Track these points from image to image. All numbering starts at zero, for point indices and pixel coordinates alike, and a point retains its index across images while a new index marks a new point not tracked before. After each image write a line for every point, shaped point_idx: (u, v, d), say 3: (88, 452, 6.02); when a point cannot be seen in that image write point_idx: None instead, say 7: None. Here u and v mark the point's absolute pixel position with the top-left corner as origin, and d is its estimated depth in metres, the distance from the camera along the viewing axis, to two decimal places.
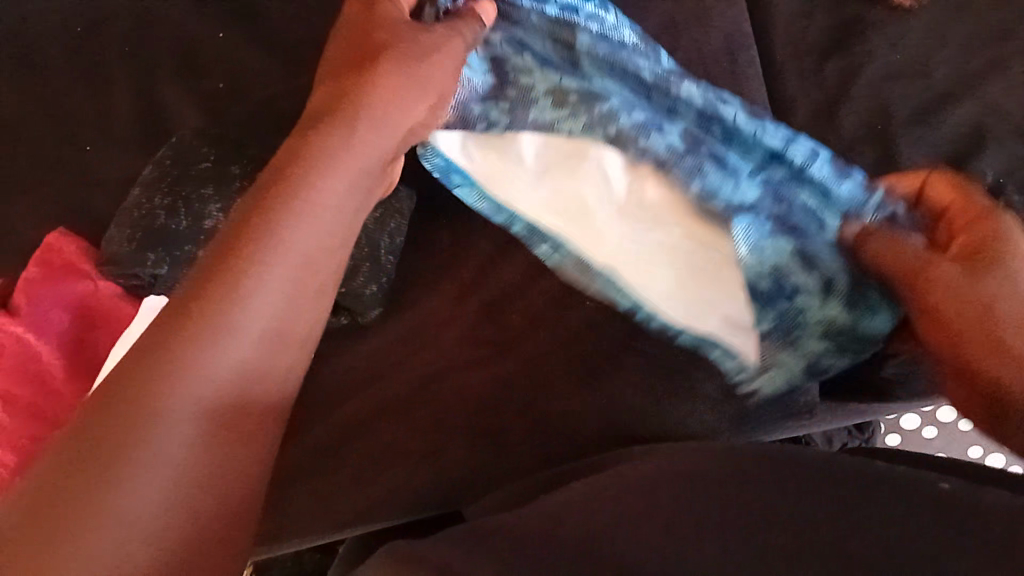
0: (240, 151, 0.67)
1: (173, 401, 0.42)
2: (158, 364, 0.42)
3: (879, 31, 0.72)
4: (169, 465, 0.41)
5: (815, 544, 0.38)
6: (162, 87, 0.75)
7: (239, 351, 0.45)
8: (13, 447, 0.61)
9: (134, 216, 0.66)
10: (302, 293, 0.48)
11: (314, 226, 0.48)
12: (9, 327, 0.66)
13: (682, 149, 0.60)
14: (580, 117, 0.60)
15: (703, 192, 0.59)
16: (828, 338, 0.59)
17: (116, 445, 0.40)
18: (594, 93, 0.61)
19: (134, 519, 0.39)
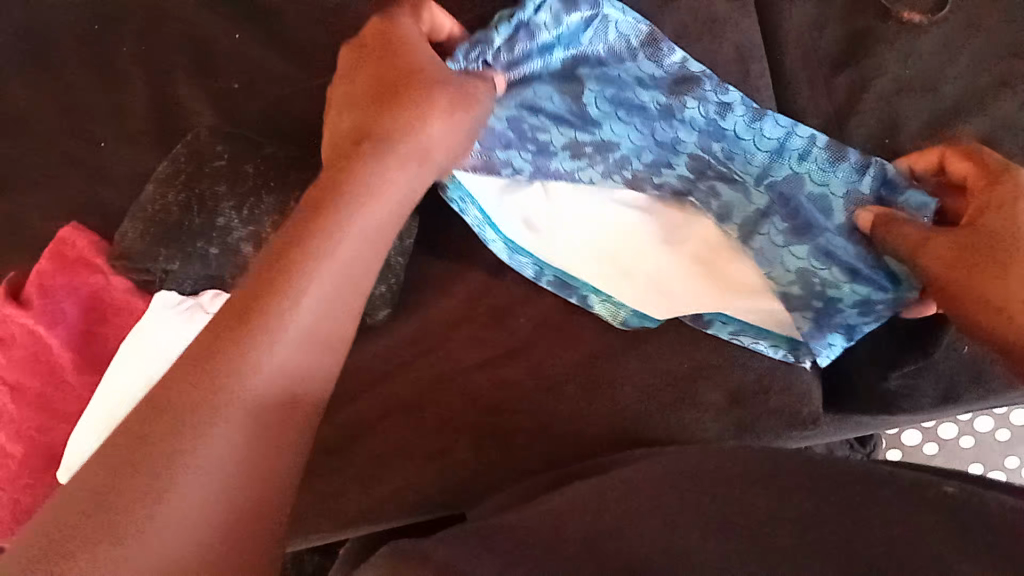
0: (255, 147, 0.67)
1: (220, 398, 0.39)
2: (208, 369, 0.40)
3: (889, 46, 0.72)
4: (226, 453, 0.38)
5: (815, 547, 0.38)
6: (175, 86, 0.75)
7: (286, 353, 0.42)
8: (18, 437, 0.64)
9: (148, 212, 0.66)
10: (342, 303, 0.46)
11: (365, 226, 0.47)
12: (21, 320, 0.67)
13: (692, 177, 0.64)
14: (597, 167, 0.64)
15: (720, 213, 0.65)
16: (864, 315, 0.63)
17: (167, 442, 0.37)
18: (608, 142, 0.63)
19: (184, 515, 0.36)
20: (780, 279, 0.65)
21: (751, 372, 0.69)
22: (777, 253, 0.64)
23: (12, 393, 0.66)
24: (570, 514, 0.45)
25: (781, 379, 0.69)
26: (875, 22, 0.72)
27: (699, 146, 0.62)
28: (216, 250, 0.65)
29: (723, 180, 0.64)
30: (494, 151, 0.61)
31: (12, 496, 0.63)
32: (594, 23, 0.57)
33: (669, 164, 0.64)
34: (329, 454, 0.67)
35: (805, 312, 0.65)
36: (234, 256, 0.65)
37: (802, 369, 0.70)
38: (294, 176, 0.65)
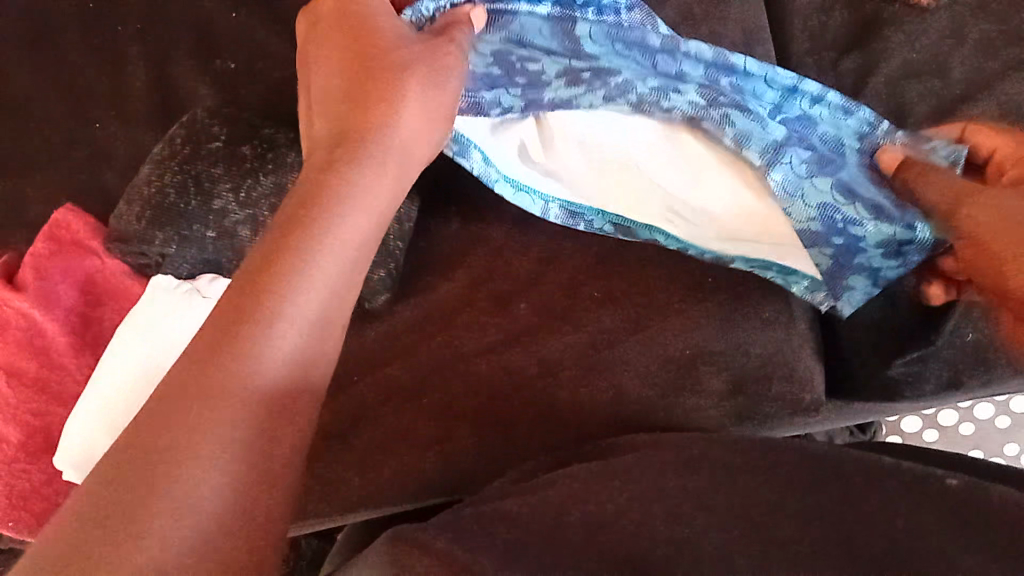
0: (254, 130, 0.66)
1: (218, 403, 0.36)
2: (199, 379, 0.37)
3: (897, 28, 0.71)
4: (234, 443, 0.36)
5: (817, 540, 0.38)
6: (172, 67, 0.74)
7: (289, 343, 0.39)
8: (16, 422, 0.64)
9: (144, 194, 0.65)
10: (350, 289, 0.43)
11: (362, 212, 0.45)
12: (15, 303, 0.66)
13: (704, 104, 0.61)
14: (597, 91, 0.61)
15: (737, 139, 0.61)
16: (886, 254, 0.61)
17: (162, 453, 0.34)
18: (607, 67, 0.62)
19: (191, 523, 0.33)
20: (800, 215, 0.61)
21: (753, 358, 0.68)
22: (798, 185, 0.61)
23: (8, 377, 0.65)
24: (571, 502, 0.44)
25: (784, 364, 0.67)
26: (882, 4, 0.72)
27: (706, 78, 0.62)
28: (214, 233, 0.64)
29: (738, 108, 0.61)
30: (481, 90, 0.60)
31: (8, 480, 0.63)
32: None
33: (675, 88, 0.62)
34: (332, 437, 0.67)
35: (824, 247, 0.62)
36: (231, 239, 0.64)
37: (805, 352, 0.68)
38: (292, 159, 0.65)
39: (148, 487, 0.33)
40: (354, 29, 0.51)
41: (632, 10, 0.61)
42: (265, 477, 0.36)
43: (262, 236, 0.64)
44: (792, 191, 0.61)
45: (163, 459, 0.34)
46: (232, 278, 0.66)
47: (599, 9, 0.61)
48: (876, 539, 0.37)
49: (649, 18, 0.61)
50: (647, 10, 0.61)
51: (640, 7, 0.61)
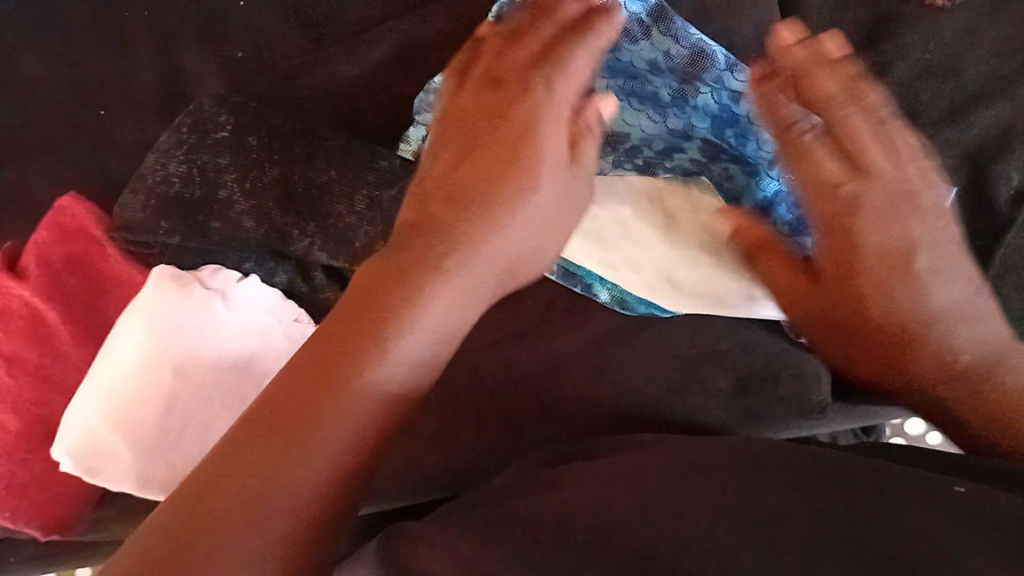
0: (260, 119, 0.66)
1: (318, 432, 0.40)
2: (300, 405, 0.41)
3: (911, 28, 0.70)
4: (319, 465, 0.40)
5: (820, 543, 0.37)
6: (182, 55, 0.73)
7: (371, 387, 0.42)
8: (17, 411, 0.63)
9: (150, 182, 0.64)
10: (460, 319, 0.48)
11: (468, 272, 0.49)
12: (17, 291, 0.66)
13: (705, 161, 0.64)
14: (608, 155, 0.64)
15: (730, 197, 0.64)
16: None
17: (270, 463, 0.39)
18: (618, 134, 0.64)
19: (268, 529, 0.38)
20: None
21: (760, 357, 0.68)
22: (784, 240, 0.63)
23: (10, 366, 0.64)
24: (575, 500, 0.44)
25: (791, 365, 0.68)
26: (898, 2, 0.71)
27: (712, 133, 0.64)
28: (218, 224, 0.63)
29: (738, 163, 0.64)
30: None
31: (9, 470, 0.63)
32: None
33: (679, 148, 0.65)
34: None
35: None
36: (235, 228, 0.63)
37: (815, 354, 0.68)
38: (300, 151, 0.65)
39: (251, 485, 0.38)
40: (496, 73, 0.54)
41: (648, 70, 0.64)
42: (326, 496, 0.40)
43: (267, 227, 0.64)
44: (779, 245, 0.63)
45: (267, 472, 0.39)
46: (236, 269, 0.66)
47: (613, 66, 0.64)
48: (880, 542, 0.36)
49: (676, 64, 0.63)
50: (685, 61, 0.63)
51: (658, 60, 0.64)
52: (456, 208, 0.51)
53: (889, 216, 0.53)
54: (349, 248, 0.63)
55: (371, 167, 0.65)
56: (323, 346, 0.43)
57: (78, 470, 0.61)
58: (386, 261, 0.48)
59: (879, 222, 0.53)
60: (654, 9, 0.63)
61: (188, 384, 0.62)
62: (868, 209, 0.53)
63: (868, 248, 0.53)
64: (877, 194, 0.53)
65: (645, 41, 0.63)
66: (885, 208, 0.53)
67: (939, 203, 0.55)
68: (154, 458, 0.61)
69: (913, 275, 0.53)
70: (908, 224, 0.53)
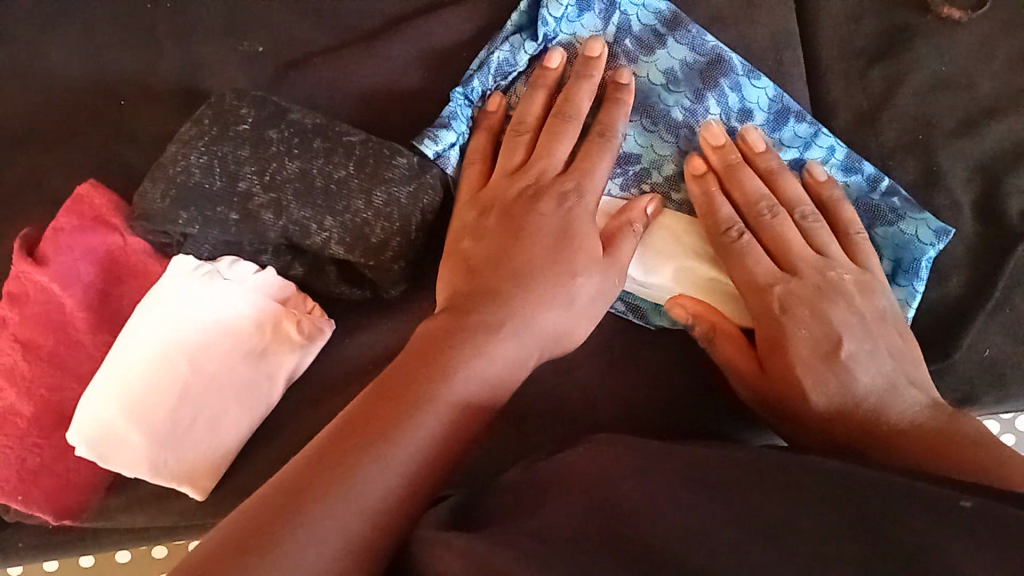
0: (280, 113, 0.66)
1: (391, 458, 0.44)
2: (376, 428, 0.45)
3: (927, 41, 0.70)
4: (389, 479, 0.44)
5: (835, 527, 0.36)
6: (199, 48, 0.73)
7: (431, 427, 0.47)
8: (29, 395, 0.64)
9: (169, 172, 0.64)
10: (509, 366, 0.53)
11: (514, 325, 0.54)
12: (35, 276, 0.65)
13: None
14: (616, 176, 0.65)
15: None
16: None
17: (342, 471, 0.43)
18: (631, 154, 0.65)
19: (334, 535, 0.41)
20: None
21: None
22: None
23: (23, 351, 0.64)
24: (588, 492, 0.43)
25: None
26: (913, 16, 0.71)
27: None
28: (237, 216, 0.64)
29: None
30: None
31: (19, 454, 0.63)
32: (615, 19, 0.66)
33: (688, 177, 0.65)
34: None
35: None
36: (254, 222, 0.64)
37: None
38: (319, 145, 0.65)
39: (320, 491, 0.42)
40: (523, 122, 0.62)
41: (664, 89, 0.65)
42: (394, 514, 0.44)
43: (286, 220, 0.64)
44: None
45: (339, 473, 0.43)
46: (252, 262, 0.66)
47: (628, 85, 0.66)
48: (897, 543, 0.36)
49: (691, 73, 0.66)
50: (700, 69, 0.66)
51: (675, 71, 0.66)
52: (508, 279, 0.55)
53: (816, 301, 0.59)
54: (366, 243, 0.64)
55: (389, 164, 0.64)
56: (388, 381, 0.48)
57: (91, 456, 0.61)
58: (436, 324, 0.53)
59: (807, 315, 0.59)
60: (666, 18, 0.67)
61: (202, 374, 0.63)
62: (797, 300, 0.59)
63: (799, 338, 0.58)
64: (806, 279, 0.60)
65: (661, 50, 0.66)
66: (814, 300, 0.59)
67: (859, 282, 0.60)
68: (167, 446, 0.62)
69: (841, 358, 0.58)
70: (830, 314, 0.59)
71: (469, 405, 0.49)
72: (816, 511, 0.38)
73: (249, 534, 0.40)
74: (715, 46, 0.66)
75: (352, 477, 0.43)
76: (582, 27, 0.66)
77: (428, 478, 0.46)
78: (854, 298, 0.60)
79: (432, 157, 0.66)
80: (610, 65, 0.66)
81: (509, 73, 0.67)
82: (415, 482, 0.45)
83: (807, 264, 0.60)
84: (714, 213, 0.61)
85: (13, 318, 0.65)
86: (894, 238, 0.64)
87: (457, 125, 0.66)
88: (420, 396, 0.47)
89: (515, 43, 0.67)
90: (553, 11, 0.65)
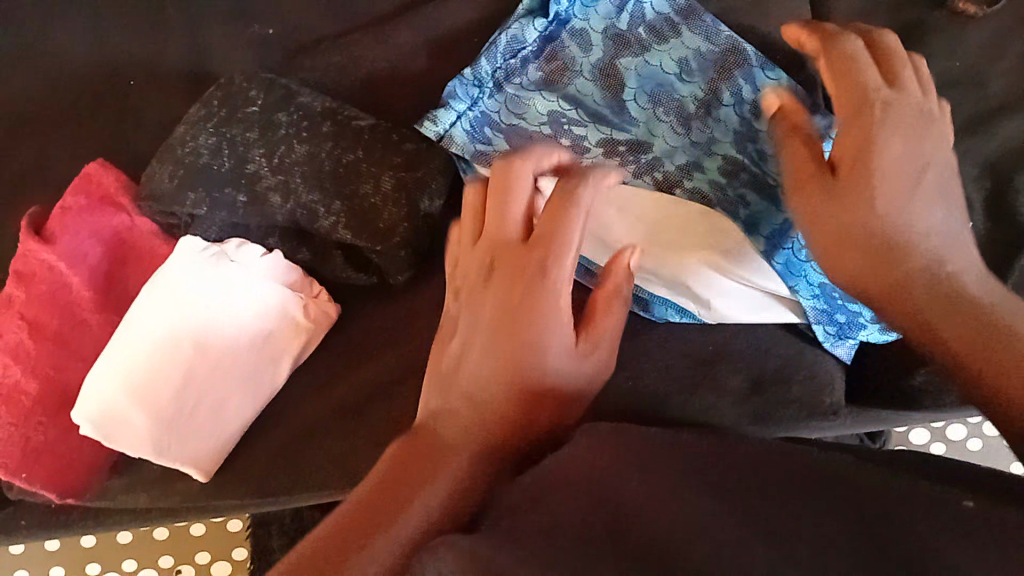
0: (289, 96, 0.66)
1: (439, 475, 0.39)
2: (426, 464, 0.40)
3: (939, 37, 0.70)
4: (441, 488, 0.39)
5: (835, 493, 0.36)
6: (211, 32, 0.74)
7: (481, 426, 0.42)
8: (34, 374, 0.63)
9: (178, 153, 0.65)
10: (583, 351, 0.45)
11: (553, 319, 0.44)
12: (42, 255, 0.65)
13: (724, 183, 0.63)
14: (628, 165, 0.64)
15: (749, 223, 0.62)
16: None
17: (399, 487, 0.39)
18: (643, 142, 0.64)
19: (387, 558, 0.36)
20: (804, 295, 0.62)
21: (774, 358, 0.66)
22: (802, 267, 0.61)
23: (29, 330, 0.64)
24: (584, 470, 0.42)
25: (805, 367, 0.66)
26: (925, 12, 0.71)
27: (735, 146, 0.64)
28: (246, 198, 0.64)
29: (755, 188, 0.62)
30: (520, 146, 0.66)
31: (25, 433, 0.62)
32: (628, 8, 0.68)
33: (700, 165, 0.63)
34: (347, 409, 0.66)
35: (824, 322, 0.64)
36: (262, 205, 0.64)
37: (828, 358, 0.66)
38: (328, 129, 0.65)
39: (380, 508, 0.38)
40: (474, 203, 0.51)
41: (677, 78, 0.66)
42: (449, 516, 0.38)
43: (293, 203, 0.63)
44: (796, 272, 0.61)
45: (396, 488, 0.39)
46: (260, 244, 0.66)
47: (641, 73, 0.66)
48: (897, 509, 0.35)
49: (705, 64, 0.66)
50: (714, 59, 0.66)
51: (688, 61, 0.66)
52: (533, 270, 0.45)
53: (876, 129, 0.45)
54: (372, 227, 0.63)
55: (397, 149, 0.65)
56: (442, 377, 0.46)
57: (97, 436, 0.62)
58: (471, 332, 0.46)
59: (870, 144, 0.45)
60: (680, 7, 0.68)
61: (207, 356, 0.63)
62: (866, 128, 0.45)
63: (848, 167, 0.45)
64: (905, 135, 0.46)
65: (674, 40, 0.67)
66: (875, 127, 0.45)
67: (926, 117, 0.47)
68: (171, 425, 0.62)
69: (911, 185, 0.45)
70: (908, 187, 0.44)
71: (520, 403, 0.42)
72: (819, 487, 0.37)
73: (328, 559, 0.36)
74: (731, 35, 0.66)
75: (393, 514, 0.37)
76: (595, 14, 0.68)
77: (489, 468, 0.40)
78: (925, 132, 0.46)
79: (433, 138, 0.66)
80: (621, 51, 0.67)
81: (519, 51, 0.68)
82: (473, 481, 0.39)
83: (878, 100, 0.46)
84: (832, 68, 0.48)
85: (19, 296, 0.65)
86: None
87: (457, 105, 0.67)
88: (466, 389, 0.44)
89: (524, 23, 0.68)
90: None
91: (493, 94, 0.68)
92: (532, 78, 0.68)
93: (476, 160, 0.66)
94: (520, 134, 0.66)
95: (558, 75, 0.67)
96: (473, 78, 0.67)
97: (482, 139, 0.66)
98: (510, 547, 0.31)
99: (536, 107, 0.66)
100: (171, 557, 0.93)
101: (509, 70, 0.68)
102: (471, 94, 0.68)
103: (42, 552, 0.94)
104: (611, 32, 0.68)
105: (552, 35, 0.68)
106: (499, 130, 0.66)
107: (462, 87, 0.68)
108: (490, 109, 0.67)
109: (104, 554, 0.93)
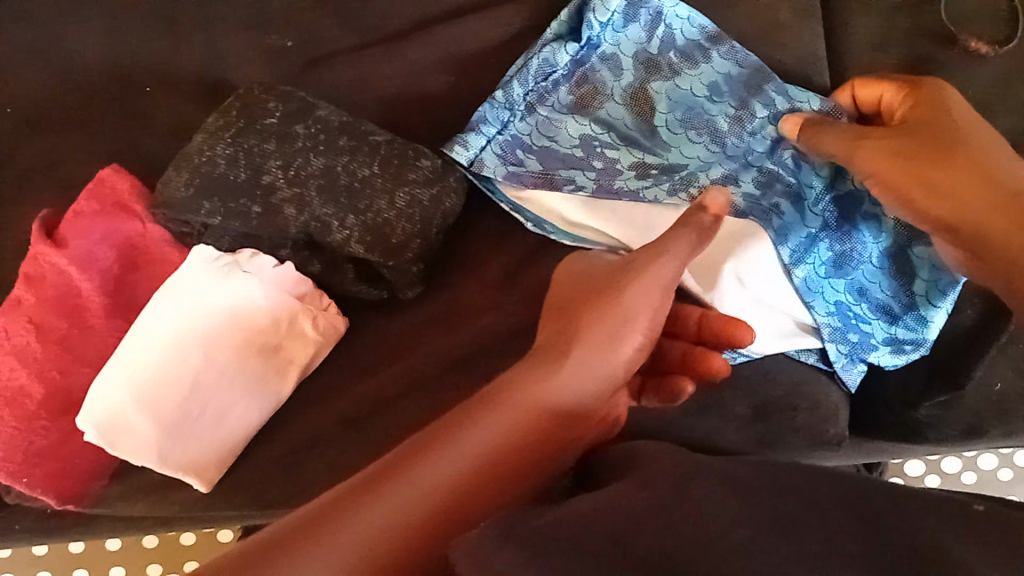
0: (308, 108, 0.66)
1: (426, 475, 0.41)
2: (420, 458, 0.41)
3: (953, 70, 0.70)
4: (412, 486, 0.40)
5: (836, 518, 0.36)
6: (228, 40, 0.73)
7: (471, 443, 0.43)
8: (40, 378, 0.63)
9: (195, 161, 0.64)
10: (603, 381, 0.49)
11: (583, 358, 0.49)
12: (53, 258, 0.66)
13: (757, 194, 0.63)
14: (663, 184, 0.64)
15: (779, 229, 0.62)
16: (889, 326, 0.64)
17: (392, 472, 0.41)
18: (676, 165, 0.66)
19: (344, 547, 0.37)
20: (822, 313, 0.63)
21: (780, 385, 0.66)
22: (820, 284, 0.63)
23: (37, 333, 0.64)
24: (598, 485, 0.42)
25: (810, 396, 0.66)
26: (941, 47, 0.71)
27: (770, 160, 0.65)
28: (259, 209, 0.64)
29: (789, 198, 0.64)
30: (556, 167, 0.67)
31: (26, 438, 0.62)
32: (660, 29, 0.70)
33: (735, 179, 0.64)
34: (352, 422, 0.66)
35: (839, 342, 0.63)
36: (276, 216, 0.64)
37: (832, 388, 0.67)
38: (345, 143, 0.65)
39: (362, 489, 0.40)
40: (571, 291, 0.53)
41: (707, 100, 0.68)
42: (398, 521, 0.39)
43: (308, 214, 0.64)
44: (814, 289, 0.62)
45: (394, 470, 0.41)
46: (271, 255, 0.66)
47: (672, 97, 0.68)
48: (896, 531, 0.35)
49: (735, 85, 0.68)
50: (743, 81, 0.68)
51: (718, 85, 0.68)
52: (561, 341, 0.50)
53: (937, 102, 0.56)
54: (386, 243, 0.64)
55: (413, 166, 0.65)
56: (486, 394, 0.47)
57: (100, 442, 0.61)
58: (510, 379, 0.48)
59: (931, 111, 0.56)
60: (710, 34, 0.70)
61: (216, 366, 0.63)
62: (922, 104, 0.57)
63: (913, 126, 0.56)
64: (960, 100, 0.57)
65: (705, 65, 0.69)
66: (934, 101, 0.57)
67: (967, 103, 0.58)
68: (176, 437, 0.62)
69: (965, 129, 0.55)
70: (968, 122, 0.55)
71: (509, 443, 0.44)
72: (824, 509, 0.37)
73: (336, 505, 0.39)
74: (756, 57, 0.69)
75: (388, 487, 0.40)
76: (625, 38, 0.70)
77: (462, 495, 0.41)
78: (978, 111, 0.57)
79: (465, 164, 0.67)
80: (652, 75, 0.69)
81: (550, 74, 0.69)
82: (448, 493, 0.40)
83: (930, 88, 0.58)
84: (885, 83, 0.61)
85: (28, 299, 0.65)
86: (930, 258, 0.62)
87: (487, 129, 0.68)
88: (484, 416, 0.45)
89: (556, 46, 0.69)
90: (600, 16, 0.69)
91: (524, 116, 0.69)
92: (563, 103, 0.69)
93: (510, 180, 0.66)
94: (552, 157, 0.67)
95: (589, 99, 0.69)
96: (503, 102, 0.69)
97: (515, 161, 0.67)
98: (513, 546, 0.32)
99: (569, 130, 0.68)
100: (160, 566, 0.92)
101: (540, 93, 0.69)
102: (502, 117, 0.69)
103: (28, 557, 0.92)
104: (641, 57, 0.70)
105: (582, 58, 0.70)
106: (531, 151, 0.68)
107: (492, 111, 0.69)
108: (521, 131, 0.69)
109: (96, 561, 0.93)
